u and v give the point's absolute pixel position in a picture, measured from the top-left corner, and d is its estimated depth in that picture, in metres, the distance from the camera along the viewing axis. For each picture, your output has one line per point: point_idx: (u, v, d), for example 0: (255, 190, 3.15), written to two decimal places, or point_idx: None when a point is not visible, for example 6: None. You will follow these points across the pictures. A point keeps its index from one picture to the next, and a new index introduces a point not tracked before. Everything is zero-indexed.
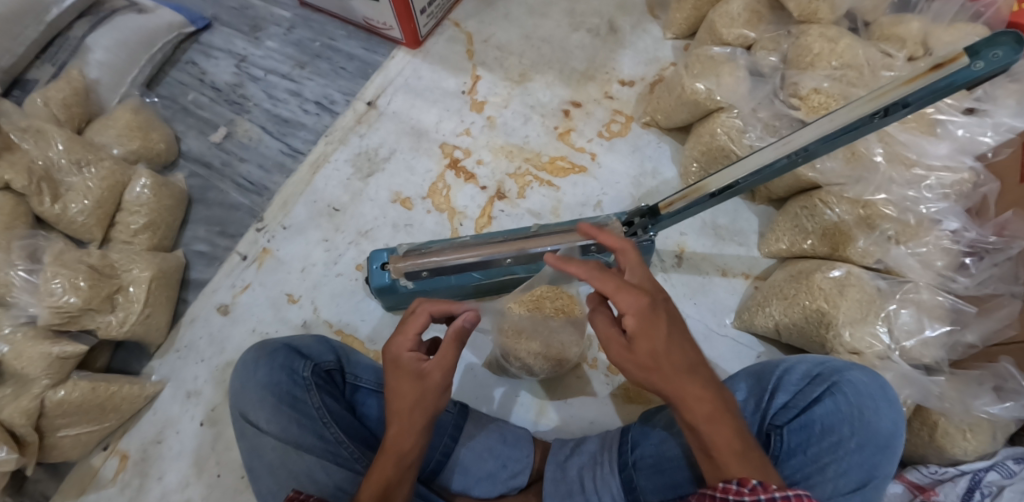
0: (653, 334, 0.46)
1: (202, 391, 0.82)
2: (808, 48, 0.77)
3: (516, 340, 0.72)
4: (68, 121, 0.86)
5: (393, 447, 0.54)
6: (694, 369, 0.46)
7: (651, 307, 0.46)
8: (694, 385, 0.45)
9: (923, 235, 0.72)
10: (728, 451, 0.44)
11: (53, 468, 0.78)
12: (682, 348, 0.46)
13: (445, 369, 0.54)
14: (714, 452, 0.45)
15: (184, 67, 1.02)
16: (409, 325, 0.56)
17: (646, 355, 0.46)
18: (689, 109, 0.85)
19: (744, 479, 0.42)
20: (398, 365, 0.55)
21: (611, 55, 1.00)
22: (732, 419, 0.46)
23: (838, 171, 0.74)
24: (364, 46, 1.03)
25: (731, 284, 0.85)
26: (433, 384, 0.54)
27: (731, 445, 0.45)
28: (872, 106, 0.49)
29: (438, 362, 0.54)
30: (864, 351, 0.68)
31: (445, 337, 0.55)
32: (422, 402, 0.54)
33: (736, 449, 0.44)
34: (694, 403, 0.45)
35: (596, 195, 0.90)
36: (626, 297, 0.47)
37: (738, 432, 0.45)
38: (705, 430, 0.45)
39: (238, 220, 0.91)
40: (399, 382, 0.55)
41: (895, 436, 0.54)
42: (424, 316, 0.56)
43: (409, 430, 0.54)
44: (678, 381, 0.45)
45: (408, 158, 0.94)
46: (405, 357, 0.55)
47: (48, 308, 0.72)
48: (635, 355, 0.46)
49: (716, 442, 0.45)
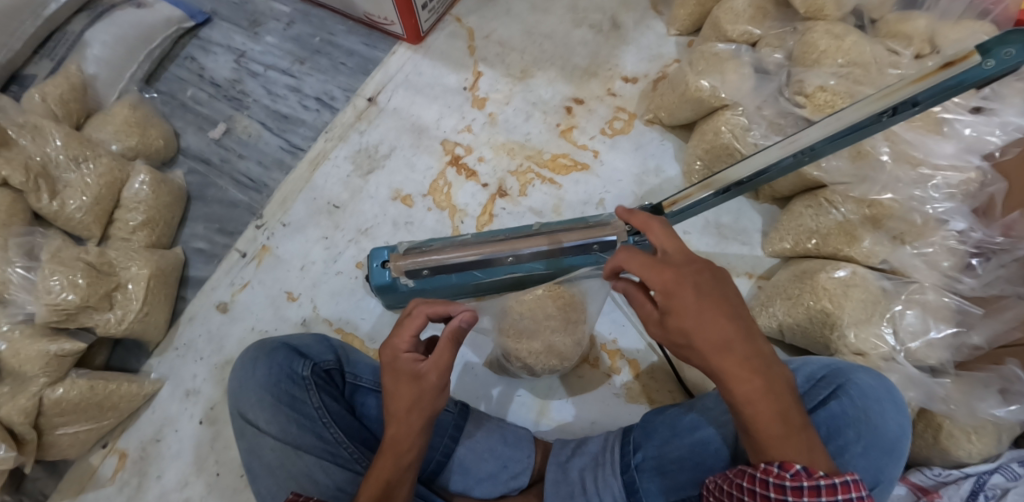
0: (682, 308, 0.45)
1: (201, 389, 0.82)
2: (814, 45, 0.76)
3: (518, 340, 0.72)
4: (65, 117, 0.85)
5: (392, 448, 0.53)
6: (732, 345, 0.44)
7: (675, 280, 0.46)
8: (731, 363, 0.44)
9: (929, 235, 0.71)
10: (769, 435, 0.44)
11: (51, 467, 0.77)
12: (716, 323, 0.44)
13: (441, 370, 0.54)
14: (755, 435, 0.44)
15: (183, 62, 1.01)
16: (405, 326, 0.56)
17: (676, 331, 0.46)
18: (692, 106, 0.84)
19: (787, 463, 0.42)
20: (394, 366, 0.55)
21: (614, 52, 0.99)
22: (777, 400, 0.44)
23: (844, 170, 0.73)
24: (364, 41, 1.02)
25: (734, 284, 0.84)
26: (430, 385, 0.54)
27: (773, 427, 0.44)
28: (880, 105, 0.48)
29: (434, 364, 0.54)
30: (868, 352, 0.67)
31: (441, 338, 0.55)
32: (419, 404, 0.54)
33: (775, 433, 0.43)
34: (732, 383, 0.44)
35: (599, 193, 0.89)
36: (652, 272, 0.47)
37: (782, 414, 0.44)
38: (744, 411, 0.44)
39: (237, 217, 0.90)
40: (396, 383, 0.54)
41: (900, 438, 0.53)
42: (421, 318, 0.56)
43: (408, 431, 0.53)
44: (713, 360, 0.44)
45: (409, 155, 0.93)
46: (401, 358, 0.55)
47: (46, 306, 0.72)
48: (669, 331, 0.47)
49: (756, 424, 0.44)
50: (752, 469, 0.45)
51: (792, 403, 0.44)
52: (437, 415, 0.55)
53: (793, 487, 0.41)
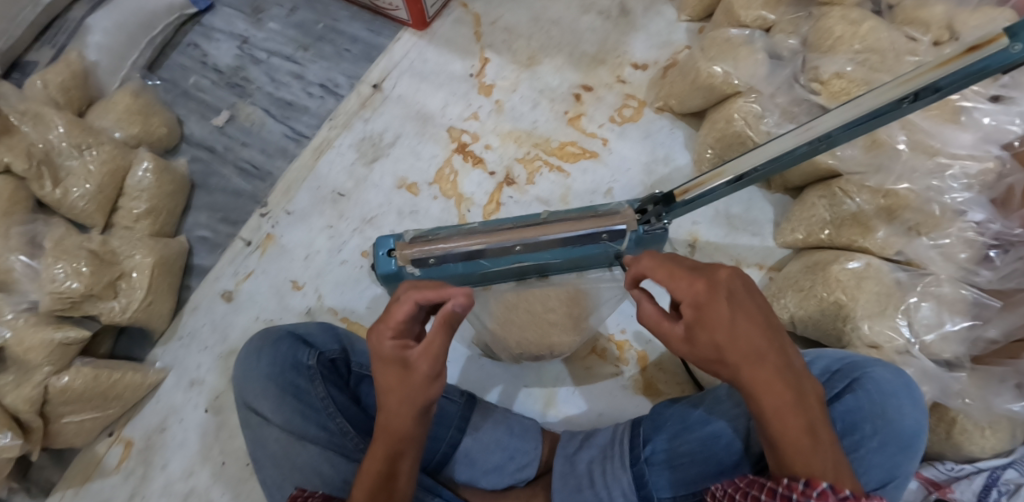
0: (712, 319, 0.45)
1: (205, 379, 0.81)
2: (829, 31, 0.74)
3: (512, 326, 0.75)
4: (68, 104, 0.84)
5: (386, 432, 0.53)
6: (763, 359, 0.44)
7: (708, 293, 0.45)
8: (761, 377, 0.44)
9: (946, 226, 0.70)
10: (798, 447, 0.43)
11: (57, 455, 0.78)
12: (749, 336, 0.45)
13: (433, 358, 0.51)
14: (781, 447, 0.44)
15: (185, 50, 1.00)
16: (391, 313, 0.52)
17: (708, 345, 0.45)
18: (703, 94, 0.82)
19: (813, 481, 0.40)
20: (383, 353, 0.52)
21: (623, 38, 0.97)
22: (806, 411, 0.44)
23: (859, 159, 0.72)
24: (368, 27, 1.00)
25: (745, 275, 0.83)
26: (420, 375, 0.51)
27: (802, 440, 0.43)
28: (900, 91, 0.46)
29: (424, 351, 0.51)
30: (882, 346, 0.66)
31: (432, 325, 0.51)
32: (410, 393, 0.52)
33: (804, 446, 0.43)
34: (763, 395, 0.44)
35: (607, 182, 0.88)
36: (682, 282, 0.46)
37: (809, 427, 0.44)
38: (772, 424, 0.44)
39: (241, 206, 0.90)
40: (386, 371, 0.52)
41: (918, 434, 0.52)
42: (409, 304, 0.51)
43: (403, 419, 0.53)
44: (747, 372, 0.44)
45: (414, 143, 0.91)
46: (388, 347, 0.52)
47: (49, 294, 0.71)
48: (698, 344, 0.46)
49: (786, 438, 0.44)
50: (773, 482, 0.43)
51: (818, 415, 0.44)
52: (434, 401, 0.54)
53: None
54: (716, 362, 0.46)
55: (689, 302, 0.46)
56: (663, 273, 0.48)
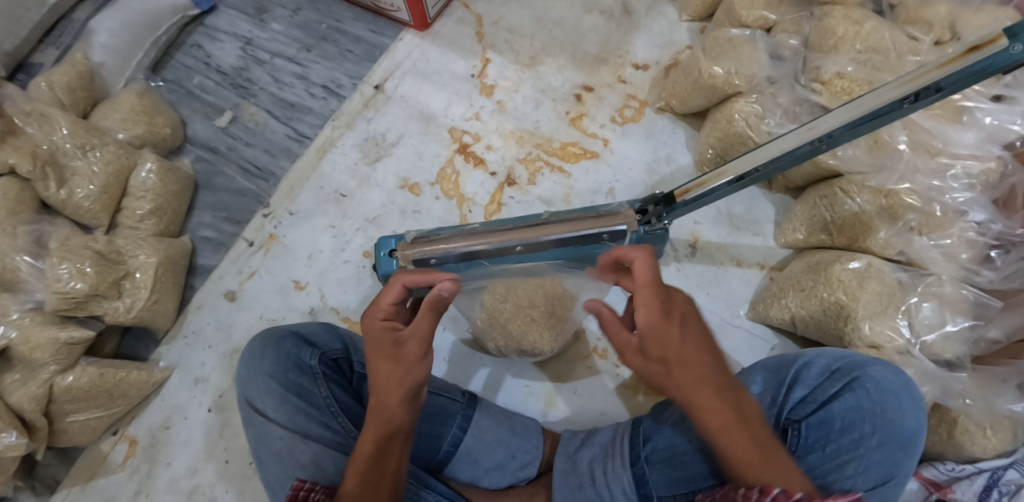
0: (663, 336, 0.48)
1: (209, 377, 0.82)
2: (831, 31, 0.74)
3: (495, 321, 0.74)
4: (73, 105, 0.85)
5: (376, 415, 0.54)
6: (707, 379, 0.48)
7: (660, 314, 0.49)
8: (704, 397, 0.47)
9: (947, 226, 0.70)
10: (746, 461, 0.46)
11: (62, 453, 0.78)
12: (695, 356, 0.48)
13: (421, 339, 0.54)
14: (731, 462, 0.47)
15: (189, 50, 1.00)
16: (382, 295, 0.57)
17: (658, 362, 0.48)
18: (705, 94, 0.82)
19: (766, 487, 0.44)
20: (374, 335, 0.55)
21: (625, 38, 0.97)
22: (749, 427, 0.47)
23: (860, 159, 0.71)
24: (371, 28, 1.00)
25: (746, 275, 0.83)
26: (410, 355, 0.54)
27: (749, 453, 0.46)
28: (902, 90, 0.46)
29: (413, 332, 0.54)
30: (883, 346, 0.66)
31: (421, 307, 0.54)
32: (400, 373, 0.54)
33: (752, 460, 0.46)
34: (709, 413, 0.47)
35: (608, 182, 0.88)
36: (642, 299, 0.50)
37: (755, 440, 0.47)
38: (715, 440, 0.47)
39: (244, 206, 0.90)
40: (376, 355, 0.55)
41: (917, 433, 0.52)
42: (399, 287, 0.57)
43: (391, 401, 0.53)
44: (693, 391, 0.47)
45: (416, 143, 0.92)
46: (380, 327, 0.55)
47: (55, 294, 0.72)
48: (649, 361, 0.49)
49: (732, 453, 0.47)
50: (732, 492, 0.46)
51: (762, 432, 0.47)
52: (423, 384, 0.55)
53: None
54: (665, 380, 0.48)
55: (642, 317, 0.49)
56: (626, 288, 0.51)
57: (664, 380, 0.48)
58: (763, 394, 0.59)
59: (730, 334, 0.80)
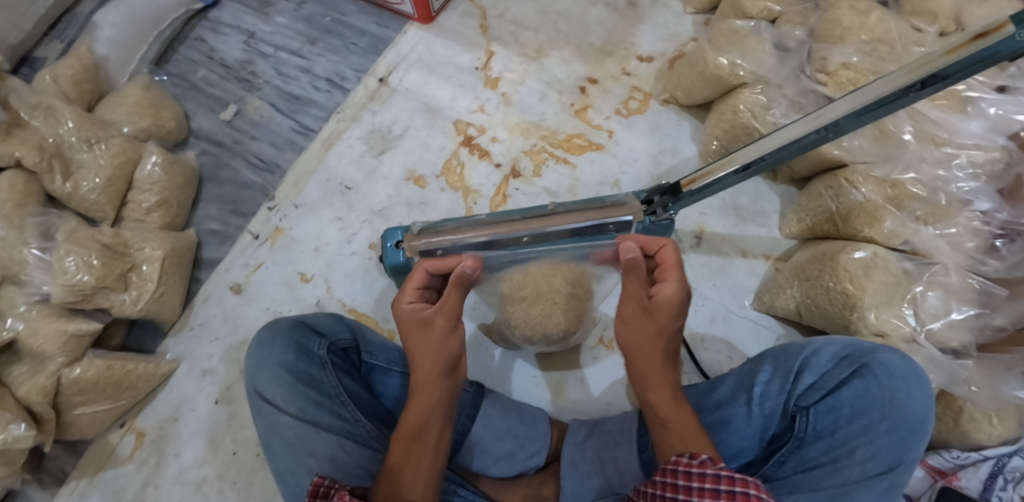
0: (674, 315, 0.56)
1: (216, 369, 0.82)
2: (837, 22, 0.74)
3: (516, 307, 0.74)
4: (78, 98, 0.85)
5: (418, 392, 0.60)
6: (672, 358, 0.59)
7: (682, 297, 0.56)
8: (666, 369, 0.58)
9: (953, 215, 0.70)
10: (682, 427, 0.54)
11: (71, 446, 0.79)
12: (675, 338, 0.58)
13: (448, 315, 0.61)
14: (670, 427, 0.54)
15: (193, 44, 1.00)
16: (409, 281, 0.64)
17: (655, 329, 0.58)
18: (711, 85, 0.82)
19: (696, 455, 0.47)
20: (406, 315, 0.62)
21: (630, 30, 0.97)
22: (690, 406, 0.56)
23: (866, 149, 0.72)
24: (375, 21, 1.00)
25: (752, 265, 0.83)
26: (439, 330, 0.61)
27: (687, 423, 0.54)
28: (910, 77, 0.46)
29: (438, 310, 0.61)
30: (889, 334, 0.66)
31: (447, 286, 0.60)
32: (429, 349, 0.61)
33: (686, 424, 0.54)
34: (659, 385, 0.57)
35: (614, 173, 0.88)
36: (675, 275, 0.56)
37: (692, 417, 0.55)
38: (659, 401, 0.56)
39: (250, 198, 0.90)
40: (410, 331, 0.62)
41: (926, 419, 0.52)
42: (420, 272, 0.64)
43: (430, 376, 0.60)
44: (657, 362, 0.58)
45: (422, 135, 0.92)
46: (406, 308, 0.62)
47: (62, 286, 0.72)
48: (648, 326, 0.58)
49: (669, 420, 0.55)
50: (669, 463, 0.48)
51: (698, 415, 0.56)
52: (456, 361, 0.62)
53: (698, 473, 0.46)
54: (648, 345, 0.58)
55: (669, 291, 0.56)
56: (669, 261, 0.57)
57: (648, 344, 0.58)
58: (770, 382, 0.59)
59: (736, 324, 0.81)
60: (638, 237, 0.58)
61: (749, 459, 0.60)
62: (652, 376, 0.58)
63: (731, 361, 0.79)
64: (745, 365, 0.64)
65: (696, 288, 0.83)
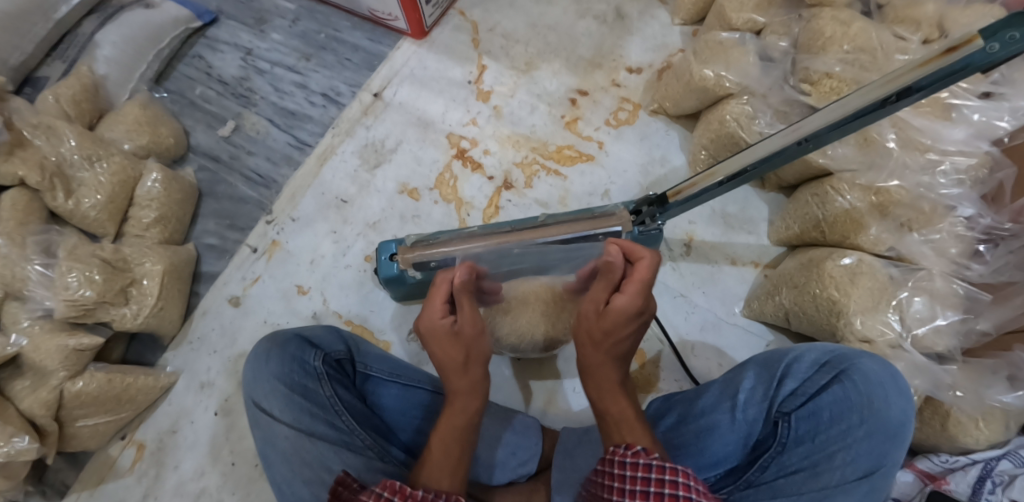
0: (622, 323, 0.57)
1: (215, 382, 0.83)
2: (820, 32, 0.75)
3: (504, 315, 0.76)
4: (78, 117, 0.86)
5: (459, 395, 0.59)
6: (622, 360, 0.59)
7: (638, 308, 0.57)
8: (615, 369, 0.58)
9: (937, 222, 0.71)
10: (621, 420, 0.55)
11: (72, 458, 0.80)
12: (626, 342, 0.59)
13: (474, 320, 0.60)
14: (608, 420, 0.56)
15: (191, 62, 1.02)
16: (435, 295, 0.61)
17: (602, 330, 0.58)
18: (698, 96, 0.84)
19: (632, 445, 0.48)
20: (432, 330, 0.60)
21: (619, 42, 0.99)
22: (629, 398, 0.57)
23: (851, 157, 0.73)
24: (369, 36, 1.02)
25: (741, 273, 0.84)
26: (472, 338, 0.60)
27: (626, 418, 0.55)
28: (884, 90, 0.46)
29: (467, 319, 0.60)
30: (875, 340, 0.66)
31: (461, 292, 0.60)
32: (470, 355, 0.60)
33: (625, 418, 0.55)
34: (600, 381, 0.58)
35: (604, 184, 0.90)
36: (633, 290, 0.57)
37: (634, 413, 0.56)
38: (600, 394, 0.58)
39: (247, 213, 0.92)
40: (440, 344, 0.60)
41: (905, 424, 0.53)
42: (445, 285, 0.60)
43: (466, 383, 0.59)
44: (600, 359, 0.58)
45: (415, 149, 0.94)
46: (438, 324, 0.59)
47: (63, 302, 0.73)
48: (597, 327, 0.59)
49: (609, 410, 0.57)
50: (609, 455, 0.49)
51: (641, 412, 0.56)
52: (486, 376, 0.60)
53: (631, 462, 0.46)
54: (594, 342, 0.59)
55: (621, 302, 0.57)
56: (640, 274, 0.57)
57: (593, 343, 0.58)
58: (754, 389, 0.61)
59: (725, 332, 0.82)
60: (624, 242, 0.59)
61: (734, 465, 0.61)
62: (595, 372, 0.58)
63: (721, 368, 0.80)
64: (729, 373, 0.65)
65: (687, 296, 0.84)
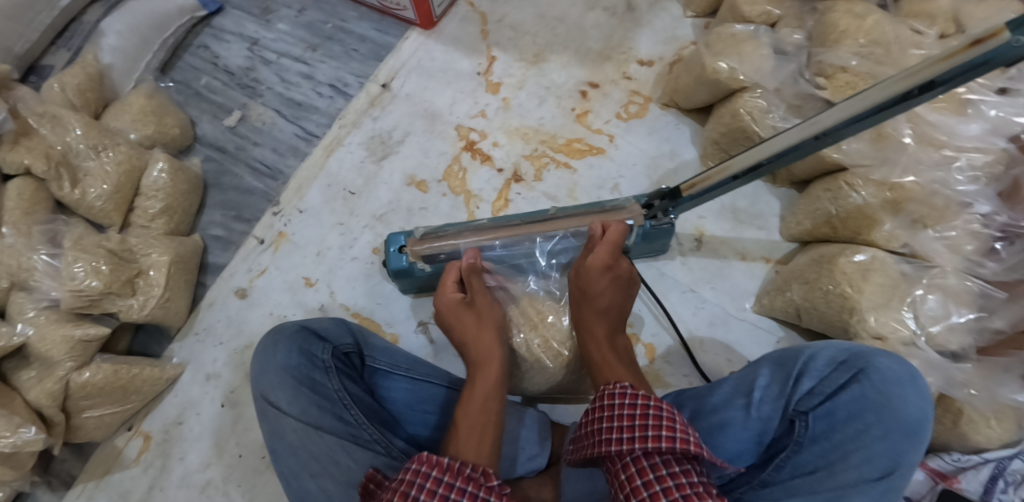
0: (597, 277, 0.66)
1: (221, 373, 0.83)
2: (835, 25, 0.74)
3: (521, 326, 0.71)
4: (84, 107, 0.86)
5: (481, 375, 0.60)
6: (610, 313, 0.67)
7: (610, 265, 0.66)
8: (606, 323, 0.66)
9: (952, 218, 0.70)
10: (606, 363, 0.62)
11: (78, 449, 0.80)
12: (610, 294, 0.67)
13: (485, 296, 0.68)
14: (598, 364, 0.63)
15: (197, 51, 1.02)
16: (444, 282, 0.70)
17: (581, 288, 0.68)
18: (709, 89, 0.83)
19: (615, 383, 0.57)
20: (450, 310, 0.67)
21: (629, 35, 0.98)
22: (615, 346, 0.65)
23: (865, 152, 0.72)
24: (376, 27, 1.01)
25: (751, 268, 0.84)
26: (486, 313, 0.67)
27: (608, 359, 0.63)
28: (904, 84, 0.45)
29: (477, 295, 0.68)
30: (888, 337, 0.65)
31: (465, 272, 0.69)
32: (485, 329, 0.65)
33: (607, 361, 0.62)
34: (590, 332, 0.66)
35: (614, 177, 0.89)
36: (602, 248, 0.66)
37: (619, 357, 0.63)
38: (590, 340, 0.65)
39: (253, 204, 0.91)
40: (459, 320, 0.66)
41: (923, 423, 0.53)
42: (454, 271, 0.70)
43: (485, 360, 0.62)
44: (589, 314, 0.67)
45: (422, 141, 0.93)
46: (452, 303, 0.67)
47: (70, 292, 0.73)
48: (577, 285, 0.68)
49: (594, 358, 0.64)
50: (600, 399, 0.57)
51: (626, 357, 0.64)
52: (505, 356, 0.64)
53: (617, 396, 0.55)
54: (579, 298, 0.68)
55: (594, 259, 0.66)
56: (608, 236, 0.67)
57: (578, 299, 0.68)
58: (769, 386, 0.60)
59: (735, 327, 0.81)
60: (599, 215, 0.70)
61: (748, 463, 0.61)
62: (584, 324, 0.67)
63: (730, 364, 0.79)
64: (743, 369, 0.64)
65: (696, 291, 0.83)
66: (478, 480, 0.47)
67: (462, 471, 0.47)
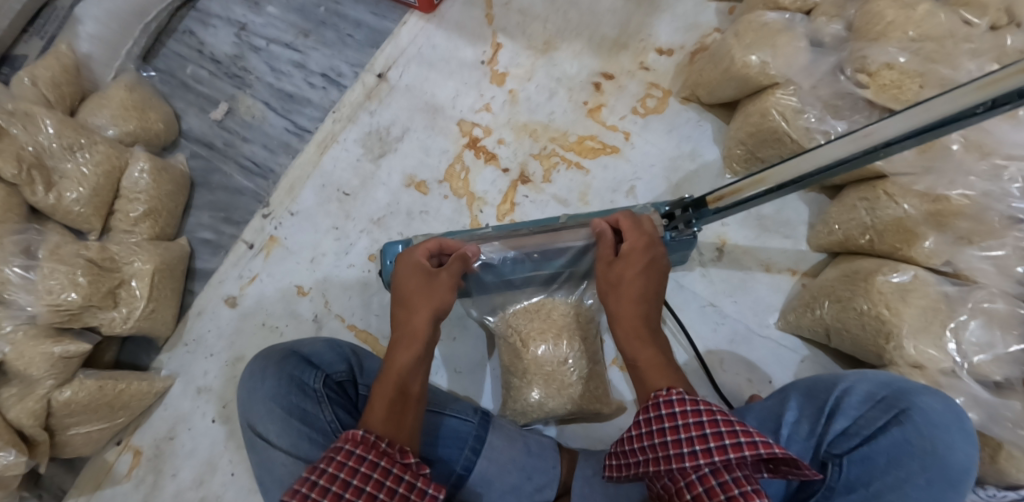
0: (635, 265, 0.58)
1: (213, 386, 0.79)
2: (879, 16, 0.67)
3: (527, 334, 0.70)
4: (58, 102, 0.80)
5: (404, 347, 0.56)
6: (649, 302, 0.58)
7: (641, 247, 0.59)
8: (647, 322, 0.57)
9: (1002, 234, 0.63)
10: (651, 365, 0.54)
11: (67, 464, 0.76)
12: (648, 284, 0.58)
13: (456, 269, 0.61)
14: (639, 367, 0.54)
15: (182, 37, 0.94)
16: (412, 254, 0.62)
17: (613, 279, 0.59)
18: (737, 85, 0.75)
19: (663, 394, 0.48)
20: (411, 279, 0.60)
21: (647, 20, 0.90)
22: (659, 345, 0.56)
23: (909, 161, 0.66)
24: (372, 11, 0.93)
25: (775, 281, 0.78)
26: (442, 283, 0.60)
27: (654, 359, 0.54)
28: (977, 96, 0.38)
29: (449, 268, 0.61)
30: (927, 366, 0.60)
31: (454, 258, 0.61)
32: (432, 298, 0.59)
33: (657, 362, 0.54)
34: (630, 329, 0.56)
35: (629, 179, 0.82)
36: (632, 234, 0.60)
37: (666, 361, 0.54)
38: (630, 342, 0.56)
39: (243, 205, 0.86)
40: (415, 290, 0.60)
41: (968, 471, 0.48)
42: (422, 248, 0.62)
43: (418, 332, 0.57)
44: (629, 306, 0.57)
45: (423, 137, 0.86)
46: (415, 272, 0.60)
47: (47, 307, 0.69)
48: (609, 274, 0.59)
49: (637, 358, 0.55)
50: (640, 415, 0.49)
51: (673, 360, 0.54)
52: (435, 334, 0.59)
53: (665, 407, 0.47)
54: (612, 289, 0.59)
55: (628, 244, 0.59)
56: (625, 223, 0.61)
57: (611, 289, 0.59)
58: (798, 423, 0.54)
59: (757, 344, 0.76)
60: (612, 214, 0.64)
61: None
62: (624, 322, 0.57)
63: (751, 384, 0.74)
64: (768, 399, 0.59)
65: (716, 305, 0.78)
66: (393, 455, 0.47)
67: (376, 446, 0.46)
